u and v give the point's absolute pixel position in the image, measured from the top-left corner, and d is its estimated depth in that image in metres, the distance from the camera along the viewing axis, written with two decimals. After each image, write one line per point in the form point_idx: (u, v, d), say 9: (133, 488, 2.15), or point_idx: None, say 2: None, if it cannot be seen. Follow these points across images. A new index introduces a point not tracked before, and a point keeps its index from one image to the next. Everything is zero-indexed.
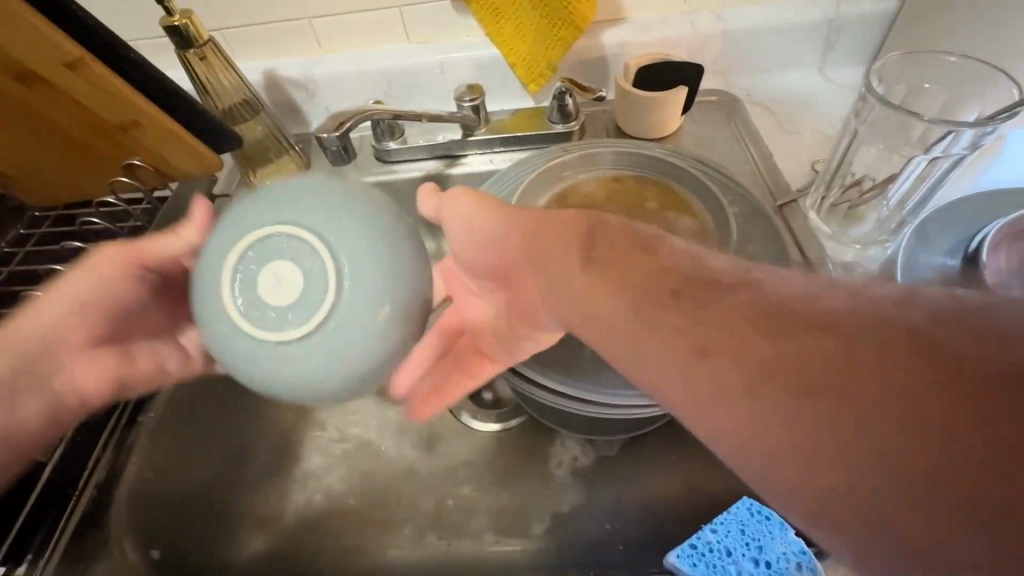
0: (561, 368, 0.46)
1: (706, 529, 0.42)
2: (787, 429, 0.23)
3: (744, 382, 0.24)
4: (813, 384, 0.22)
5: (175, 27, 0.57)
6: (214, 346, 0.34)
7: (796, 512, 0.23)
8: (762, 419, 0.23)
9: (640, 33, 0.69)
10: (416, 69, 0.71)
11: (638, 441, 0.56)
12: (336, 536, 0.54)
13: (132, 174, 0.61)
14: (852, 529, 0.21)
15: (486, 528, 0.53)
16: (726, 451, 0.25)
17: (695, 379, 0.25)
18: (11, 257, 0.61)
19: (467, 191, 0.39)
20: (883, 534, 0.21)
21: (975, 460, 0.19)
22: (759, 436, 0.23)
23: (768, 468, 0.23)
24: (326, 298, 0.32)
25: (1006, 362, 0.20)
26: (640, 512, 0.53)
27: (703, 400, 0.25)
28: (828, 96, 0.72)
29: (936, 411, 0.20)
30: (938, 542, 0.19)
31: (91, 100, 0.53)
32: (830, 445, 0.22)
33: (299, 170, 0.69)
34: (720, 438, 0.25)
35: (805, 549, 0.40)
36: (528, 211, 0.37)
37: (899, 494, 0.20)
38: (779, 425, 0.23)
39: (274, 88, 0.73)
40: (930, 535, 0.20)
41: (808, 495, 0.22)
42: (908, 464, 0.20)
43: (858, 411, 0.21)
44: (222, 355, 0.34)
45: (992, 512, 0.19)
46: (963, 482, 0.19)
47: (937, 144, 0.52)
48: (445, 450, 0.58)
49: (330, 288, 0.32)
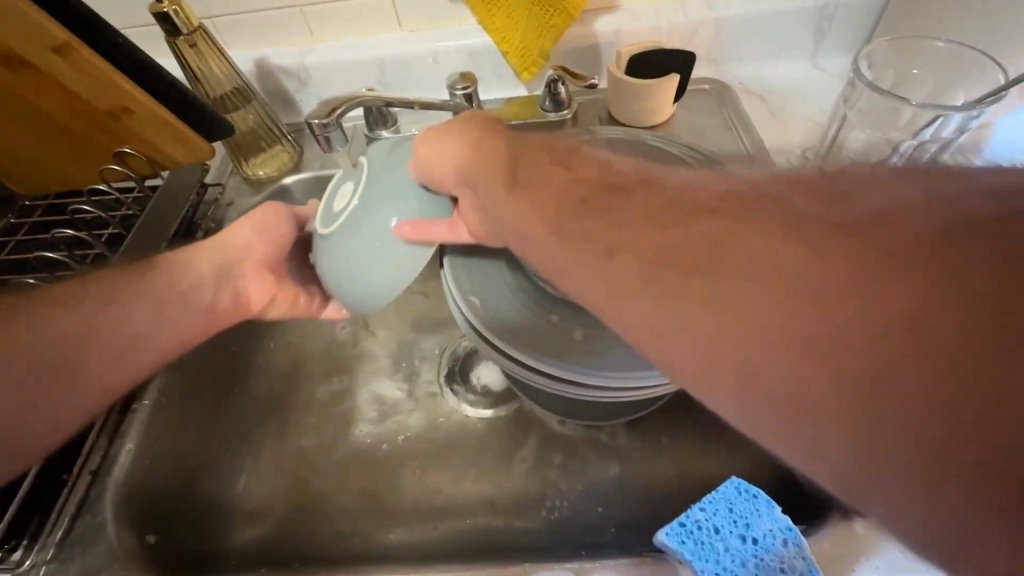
0: (551, 352, 0.46)
1: (695, 507, 0.43)
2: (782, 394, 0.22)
3: (734, 348, 0.23)
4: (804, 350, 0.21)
5: (164, 14, 0.56)
6: (340, 278, 0.42)
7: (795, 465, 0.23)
8: (756, 385, 0.23)
9: (632, 21, 0.69)
10: (409, 58, 0.71)
11: (630, 426, 0.57)
12: (333, 520, 0.54)
13: (124, 163, 0.61)
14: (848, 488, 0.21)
15: (481, 513, 0.54)
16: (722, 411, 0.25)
17: (688, 347, 0.25)
18: (4, 246, 0.61)
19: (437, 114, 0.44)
20: (880, 491, 0.20)
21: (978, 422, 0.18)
22: (754, 400, 0.23)
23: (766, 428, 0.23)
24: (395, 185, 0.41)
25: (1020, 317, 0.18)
26: (632, 495, 0.54)
27: (697, 367, 0.25)
28: (819, 84, 0.72)
29: (939, 374, 0.19)
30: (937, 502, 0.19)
31: (80, 86, 0.53)
32: (823, 410, 0.21)
33: (292, 159, 0.69)
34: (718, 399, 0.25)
35: (790, 526, 0.41)
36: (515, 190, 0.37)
37: (896, 443, 0.19)
38: (772, 389, 0.22)
39: (265, 77, 0.73)
40: (928, 496, 0.19)
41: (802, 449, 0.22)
42: (904, 420, 0.19)
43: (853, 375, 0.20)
44: (349, 271, 0.41)
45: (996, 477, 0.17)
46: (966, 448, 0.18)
47: (926, 128, 0.54)
48: (441, 436, 0.59)
49: (394, 178, 0.41)
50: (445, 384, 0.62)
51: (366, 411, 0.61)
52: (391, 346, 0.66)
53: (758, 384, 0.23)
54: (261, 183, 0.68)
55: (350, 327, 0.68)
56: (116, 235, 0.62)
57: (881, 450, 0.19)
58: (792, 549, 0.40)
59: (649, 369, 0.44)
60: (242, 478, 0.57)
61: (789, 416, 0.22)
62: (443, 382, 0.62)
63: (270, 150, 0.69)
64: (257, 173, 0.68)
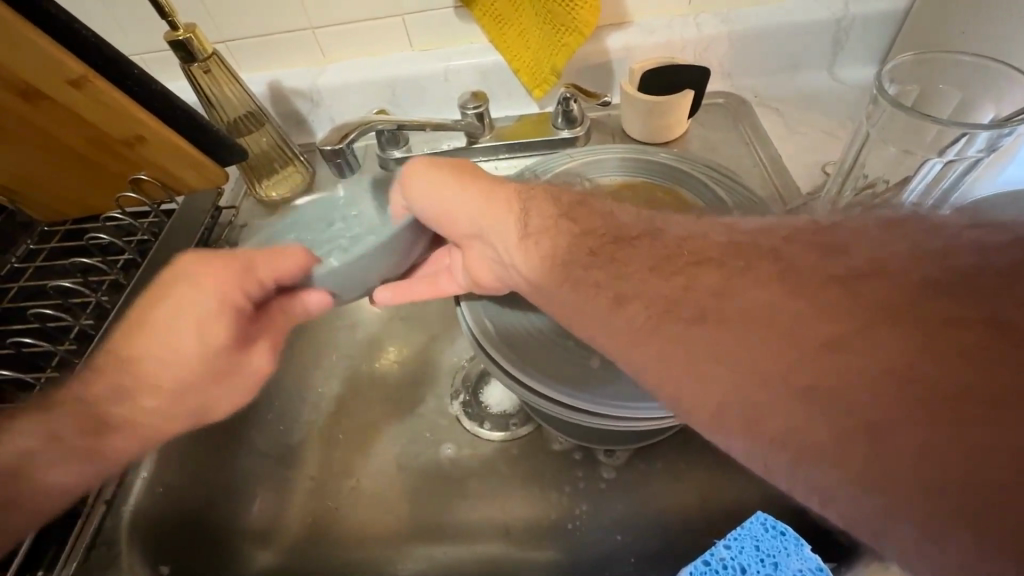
0: (567, 383, 0.45)
1: (719, 545, 0.42)
2: (779, 421, 0.25)
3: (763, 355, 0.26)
4: (807, 392, 0.24)
5: (179, 41, 0.56)
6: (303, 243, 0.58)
7: (782, 480, 0.25)
8: (759, 411, 0.25)
9: (645, 37, 0.68)
10: (420, 77, 0.71)
11: (649, 451, 0.56)
12: (349, 549, 0.54)
13: (139, 188, 0.62)
14: (826, 507, 0.24)
15: (496, 540, 0.53)
16: (719, 422, 0.27)
17: (717, 341, 0.27)
18: (24, 272, 0.61)
19: (422, 160, 0.46)
20: (853, 509, 0.23)
21: (949, 486, 0.20)
22: (753, 423, 0.26)
23: (765, 449, 0.25)
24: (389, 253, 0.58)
25: (995, 399, 0.20)
26: (651, 524, 0.52)
27: (735, 362, 0.27)
28: (840, 96, 0.71)
29: (922, 444, 0.21)
30: (888, 534, 0.22)
31: (96, 115, 0.54)
32: (812, 443, 0.24)
33: (303, 181, 0.69)
34: (730, 419, 0.26)
35: (821, 566, 0.40)
36: (544, 223, 0.39)
37: (870, 487, 0.22)
38: (774, 418, 0.25)
39: (278, 99, 0.73)
40: (880, 529, 0.22)
41: (792, 470, 0.25)
42: (888, 472, 0.22)
43: (845, 425, 0.23)
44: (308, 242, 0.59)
45: (950, 526, 0.20)
46: (931, 503, 0.21)
47: (950, 147, 0.50)
48: (453, 462, 0.58)
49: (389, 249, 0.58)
50: (458, 406, 0.61)
51: (380, 432, 0.61)
52: (403, 367, 0.65)
53: (756, 404, 0.26)
54: (274, 205, 0.68)
55: (363, 347, 0.67)
56: (131, 261, 0.61)
57: (870, 472, 0.22)
58: None
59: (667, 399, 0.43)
60: (256, 503, 0.57)
61: (774, 443, 0.25)
62: (456, 404, 0.61)
63: (283, 171, 0.69)
64: (270, 195, 0.68)
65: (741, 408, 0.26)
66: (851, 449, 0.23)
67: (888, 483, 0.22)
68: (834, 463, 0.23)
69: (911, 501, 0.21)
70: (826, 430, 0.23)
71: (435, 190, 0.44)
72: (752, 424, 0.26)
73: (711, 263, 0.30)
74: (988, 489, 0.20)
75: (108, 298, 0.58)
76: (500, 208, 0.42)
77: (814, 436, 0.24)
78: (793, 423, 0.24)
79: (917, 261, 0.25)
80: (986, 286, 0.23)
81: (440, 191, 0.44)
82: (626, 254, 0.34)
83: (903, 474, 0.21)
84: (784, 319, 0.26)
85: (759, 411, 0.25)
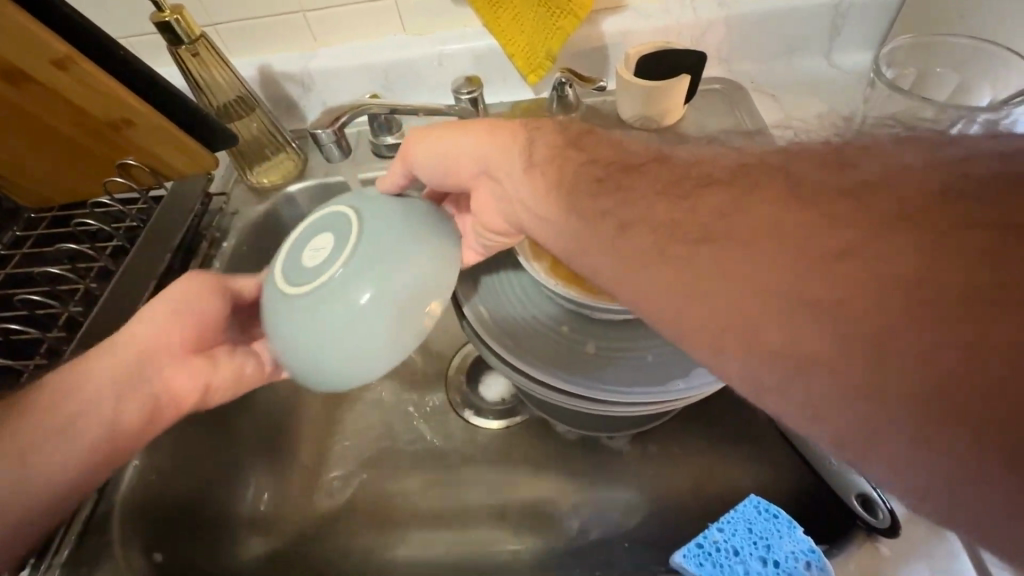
0: (563, 367, 0.45)
1: (712, 528, 0.42)
2: (787, 384, 0.24)
3: None
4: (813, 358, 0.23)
5: (166, 23, 0.55)
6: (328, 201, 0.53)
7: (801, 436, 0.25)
8: (762, 375, 0.25)
9: (641, 21, 0.67)
10: (415, 61, 0.70)
11: (643, 437, 0.56)
12: (344, 536, 0.54)
13: (128, 174, 0.61)
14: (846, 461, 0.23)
15: (491, 526, 0.53)
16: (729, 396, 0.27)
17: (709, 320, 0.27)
18: (9, 260, 0.60)
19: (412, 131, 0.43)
20: (878, 465, 0.22)
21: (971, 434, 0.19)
22: (761, 388, 0.25)
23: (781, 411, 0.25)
24: (345, 261, 0.37)
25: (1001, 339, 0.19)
26: (645, 510, 0.53)
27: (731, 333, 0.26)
28: (838, 81, 0.70)
29: (938, 393, 0.20)
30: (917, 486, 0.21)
31: (82, 99, 0.53)
32: (823, 404, 0.23)
33: (295, 168, 0.68)
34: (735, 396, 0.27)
35: (814, 548, 0.39)
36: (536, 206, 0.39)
37: (885, 441, 0.21)
38: (781, 381, 0.24)
39: (268, 84, 0.72)
40: (907, 482, 0.21)
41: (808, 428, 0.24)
42: (906, 424, 0.21)
43: (854, 384, 0.22)
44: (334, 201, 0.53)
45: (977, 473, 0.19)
46: (955, 451, 0.20)
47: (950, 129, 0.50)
48: (448, 449, 0.58)
49: (341, 266, 0.37)
50: (455, 395, 0.61)
51: (374, 421, 0.61)
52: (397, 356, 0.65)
53: (764, 368, 0.25)
54: (266, 192, 0.68)
55: None
56: (120, 248, 0.60)
57: (888, 430, 0.21)
58: (815, 572, 0.38)
59: (664, 382, 0.43)
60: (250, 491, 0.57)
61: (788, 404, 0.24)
62: (453, 393, 0.61)
63: (274, 158, 0.68)
64: (262, 181, 0.67)
65: (745, 377, 0.26)
66: (862, 407, 0.22)
67: (907, 436, 0.21)
68: (847, 419, 0.22)
69: (937, 451, 0.20)
70: (834, 391, 0.22)
71: (444, 152, 0.41)
72: (764, 389, 0.25)
73: (706, 211, 0.28)
74: (1011, 431, 0.19)
75: (97, 285, 0.57)
76: (502, 138, 0.39)
77: (825, 396, 0.23)
78: (803, 384, 0.23)
79: (920, 209, 0.23)
80: (984, 231, 0.21)
81: (448, 149, 0.41)
82: (634, 175, 0.32)
83: (922, 426, 0.20)
84: (788, 276, 0.24)
85: (767, 375, 0.25)
